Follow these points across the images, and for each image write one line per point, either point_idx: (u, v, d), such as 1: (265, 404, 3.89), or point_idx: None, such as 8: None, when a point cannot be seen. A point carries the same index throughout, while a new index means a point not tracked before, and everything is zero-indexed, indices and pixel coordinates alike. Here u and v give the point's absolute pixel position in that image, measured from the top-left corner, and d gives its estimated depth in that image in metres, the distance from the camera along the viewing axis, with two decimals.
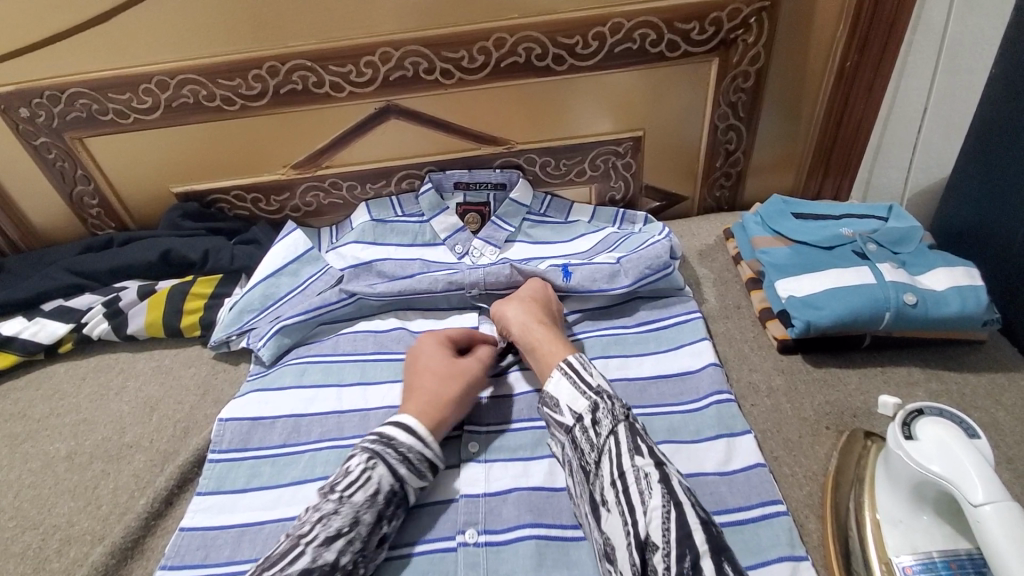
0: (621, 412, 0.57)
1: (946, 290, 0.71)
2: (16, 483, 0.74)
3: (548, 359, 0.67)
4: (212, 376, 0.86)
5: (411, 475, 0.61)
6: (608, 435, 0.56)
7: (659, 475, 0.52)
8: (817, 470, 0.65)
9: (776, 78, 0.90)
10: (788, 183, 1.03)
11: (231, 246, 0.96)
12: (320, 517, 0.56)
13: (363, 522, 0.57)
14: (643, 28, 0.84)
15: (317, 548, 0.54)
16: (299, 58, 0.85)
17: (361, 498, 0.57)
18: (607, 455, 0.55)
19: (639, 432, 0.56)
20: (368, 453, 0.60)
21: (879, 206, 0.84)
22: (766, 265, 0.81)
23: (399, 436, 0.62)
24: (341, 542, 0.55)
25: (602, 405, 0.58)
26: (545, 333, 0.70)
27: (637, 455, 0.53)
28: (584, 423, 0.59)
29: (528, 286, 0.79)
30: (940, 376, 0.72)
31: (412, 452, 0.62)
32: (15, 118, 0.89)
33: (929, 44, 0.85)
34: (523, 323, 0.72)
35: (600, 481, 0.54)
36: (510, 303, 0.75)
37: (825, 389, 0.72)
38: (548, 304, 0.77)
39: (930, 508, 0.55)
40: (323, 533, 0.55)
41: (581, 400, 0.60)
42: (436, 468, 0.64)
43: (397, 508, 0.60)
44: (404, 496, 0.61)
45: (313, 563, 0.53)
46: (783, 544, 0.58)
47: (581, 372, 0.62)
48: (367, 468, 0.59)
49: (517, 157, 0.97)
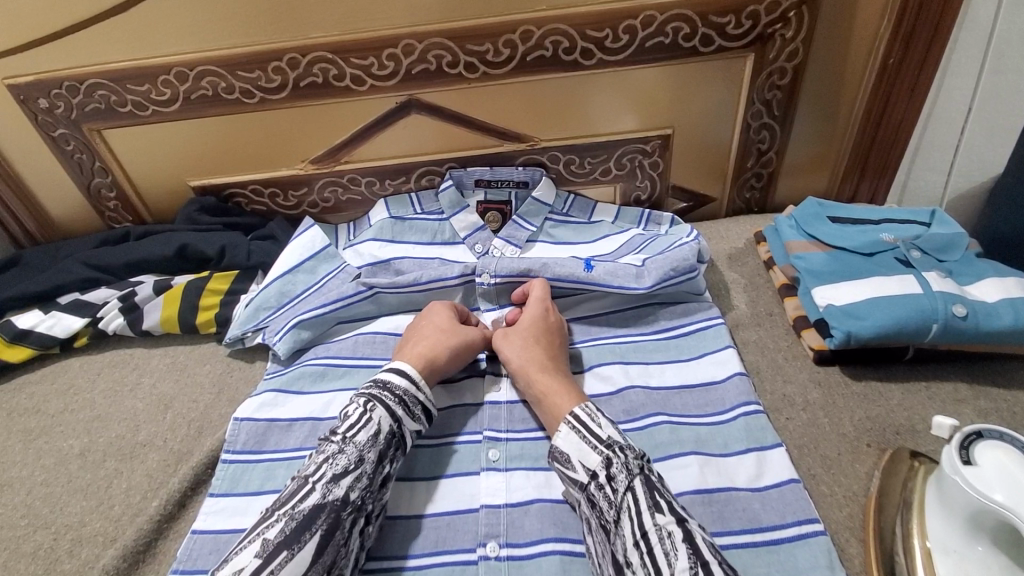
0: (637, 464, 0.54)
1: (998, 301, 0.68)
2: (29, 480, 0.73)
3: (555, 413, 0.64)
4: (227, 374, 0.84)
5: (407, 417, 0.63)
6: (626, 492, 0.53)
7: (683, 532, 0.49)
8: (858, 491, 0.62)
9: (813, 76, 0.86)
10: (821, 184, 0.99)
11: (247, 241, 0.94)
12: (327, 458, 0.57)
13: (368, 460, 0.57)
14: (675, 21, 0.81)
15: (326, 485, 0.54)
16: (321, 50, 0.83)
17: (364, 438, 0.58)
18: (627, 513, 0.52)
19: (657, 486, 0.53)
20: (365, 397, 0.62)
21: (922, 211, 0.81)
22: (801, 272, 0.78)
23: (395, 380, 0.64)
24: (350, 478, 0.55)
25: (615, 459, 0.55)
26: (550, 381, 0.67)
27: (658, 513, 0.51)
28: (598, 480, 0.56)
29: (527, 315, 0.75)
30: (989, 393, 0.68)
31: (406, 395, 0.63)
32: (33, 109, 0.88)
33: (975, 40, 0.81)
34: (526, 369, 0.68)
35: (622, 542, 0.51)
36: (510, 343, 0.72)
37: (864, 404, 0.69)
38: (550, 335, 0.73)
39: (987, 538, 0.51)
40: (331, 471, 0.55)
41: (593, 455, 0.57)
42: (429, 413, 0.65)
43: (396, 449, 0.61)
44: (402, 437, 0.62)
45: (324, 499, 0.53)
46: (822, 566, 0.55)
47: (589, 424, 0.59)
48: (365, 410, 0.60)
49: (540, 155, 0.94)
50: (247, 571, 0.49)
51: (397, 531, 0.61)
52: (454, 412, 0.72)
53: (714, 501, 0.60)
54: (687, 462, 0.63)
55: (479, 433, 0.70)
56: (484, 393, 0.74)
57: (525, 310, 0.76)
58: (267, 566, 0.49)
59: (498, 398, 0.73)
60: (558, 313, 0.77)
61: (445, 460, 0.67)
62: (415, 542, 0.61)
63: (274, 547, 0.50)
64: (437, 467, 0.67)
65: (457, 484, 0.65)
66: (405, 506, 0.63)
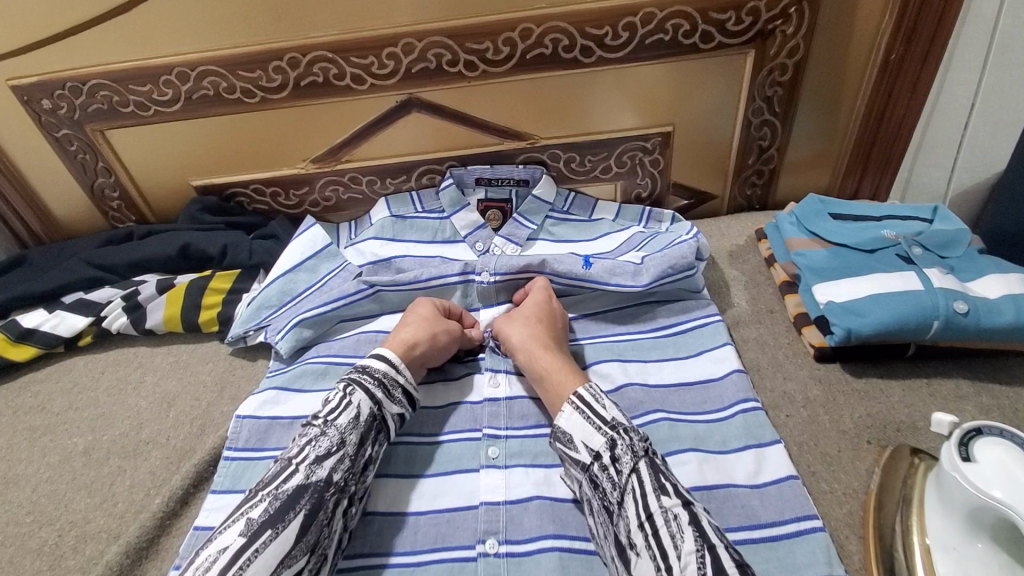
0: (641, 447, 0.55)
1: (999, 298, 0.68)
2: (33, 478, 0.73)
3: (559, 389, 0.64)
4: (229, 372, 0.85)
5: (387, 400, 0.63)
6: (630, 474, 0.53)
7: (689, 515, 0.49)
8: (858, 488, 0.62)
9: (814, 73, 0.86)
10: (822, 181, 0.98)
11: (249, 240, 0.95)
12: (308, 440, 0.58)
13: (350, 443, 0.59)
14: (675, 18, 0.80)
15: (309, 467, 0.56)
16: (321, 50, 0.83)
17: (344, 421, 0.59)
18: (631, 495, 0.52)
19: (661, 469, 0.53)
20: (345, 382, 0.63)
21: (924, 210, 0.80)
22: (802, 269, 0.78)
23: (374, 363, 0.65)
24: (332, 460, 0.57)
25: (620, 441, 0.55)
26: (553, 359, 0.67)
27: (663, 495, 0.51)
28: (602, 461, 0.56)
29: (530, 299, 0.76)
30: (992, 391, 0.68)
31: (386, 377, 0.64)
32: (37, 109, 0.89)
33: (978, 35, 0.80)
34: (529, 349, 0.69)
35: (626, 523, 0.51)
36: (512, 324, 0.73)
37: (865, 402, 0.69)
38: (553, 319, 0.73)
39: (986, 535, 0.51)
40: (314, 453, 0.57)
41: (597, 436, 0.57)
42: (411, 397, 0.66)
43: (378, 432, 0.62)
44: (384, 420, 0.62)
45: (307, 480, 0.55)
46: (821, 562, 0.55)
47: (594, 406, 0.59)
48: (345, 395, 0.61)
49: (540, 153, 0.94)
50: (230, 551, 0.49)
51: (395, 527, 0.62)
52: (454, 410, 0.72)
53: (714, 498, 0.60)
54: (686, 459, 0.63)
55: (478, 431, 0.70)
56: (483, 390, 0.74)
57: (529, 295, 0.77)
58: (250, 544, 0.50)
59: (497, 395, 0.73)
60: (557, 300, 0.77)
61: (443, 457, 0.68)
62: (414, 539, 0.61)
63: (259, 524, 0.51)
64: (437, 463, 0.67)
65: (457, 481, 0.65)
66: (403, 502, 0.64)
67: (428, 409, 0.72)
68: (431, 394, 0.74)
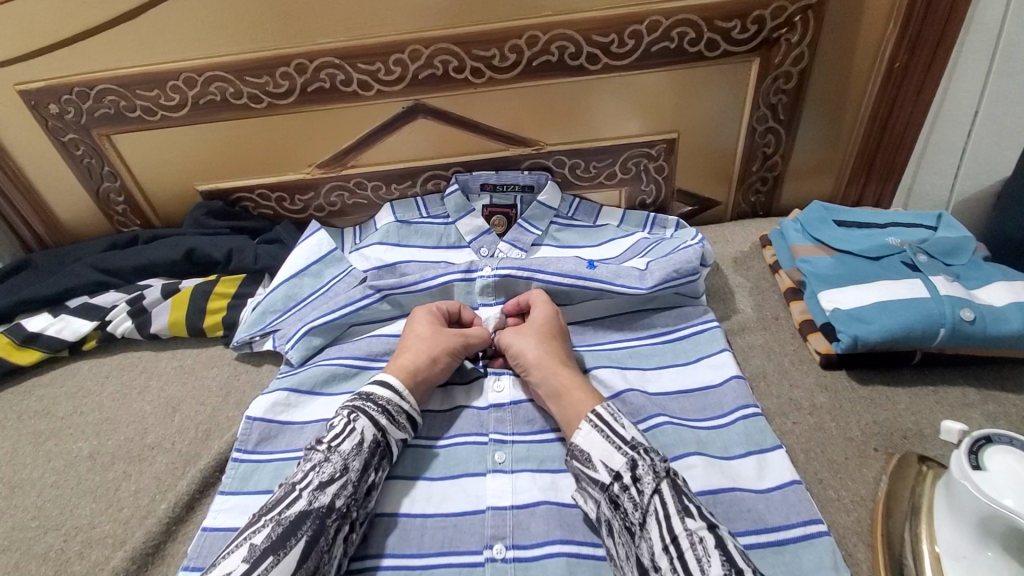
0: (663, 468, 0.55)
1: (1005, 306, 0.68)
2: (39, 483, 0.73)
3: (575, 406, 0.64)
4: (234, 377, 0.85)
5: (392, 426, 0.64)
6: (652, 495, 0.53)
7: (714, 539, 0.49)
8: (866, 496, 0.62)
9: (819, 80, 0.86)
10: (826, 187, 0.99)
11: (254, 245, 0.95)
12: (312, 467, 0.58)
13: (353, 469, 0.59)
14: (681, 27, 0.81)
15: (312, 493, 0.56)
16: (329, 56, 0.83)
17: (348, 447, 0.59)
18: (654, 517, 0.52)
19: (683, 491, 0.54)
20: (348, 408, 0.63)
21: (928, 215, 0.81)
22: (807, 276, 0.78)
23: (377, 392, 0.65)
24: (335, 487, 0.57)
25: (641, 461, 0.56)
26: (568, 376, 0.67)
27: (688, 518, 0.51)
28: (622, 482, 0.56)
29: (537, 314, 0.75)
30: (997, 398, 0.68)
31: (390, 405, 0.64)
32: (44, 114, 0.89)
33: (982, 43, 0.81)
34: (543, 364, 0.69)
35: (650, 546, 0.51)
36: (524, 338, 0.72)
37: (871, 408, 0.69)
38: (562, 338, 0.74)
39: (997, 544, 0.50)
40: (317, 479, 0.57)
41: (617, 456, 0.57)
42: (414, 421, 0.66)
43: (381, 459, 0.62)
44: (387, 447, 0.63)
45: (309, 507, 0.55)
46: (827, 568, 0.55)
47: (614, 425, 0.60)
48: (349, 421, 0.62)
49: (546, 159, 0.95)
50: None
51: (404, 530, 0.62)
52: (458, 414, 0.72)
53: (720, 502, 0.60)
54: (692, 463, 0.63)
55: (485, 435, 0.70)
56: (484, 395, 0.74)
57: (534, 308, 0.77)
58: (253, 570, 0.50)
59: (501, 400, 0.73)
60: (561, 317, 0.77)
61: (450, 463, 0.67)
62: (422, 541, 0.61)
63: (261, 551, 0.51)
64: (442, 469, 0.67)
65: (466, 485, 0.66)
66: (407, 505, 0.64)
67: (433, 413, 0.73)
68: (433, 400, 0.74)
